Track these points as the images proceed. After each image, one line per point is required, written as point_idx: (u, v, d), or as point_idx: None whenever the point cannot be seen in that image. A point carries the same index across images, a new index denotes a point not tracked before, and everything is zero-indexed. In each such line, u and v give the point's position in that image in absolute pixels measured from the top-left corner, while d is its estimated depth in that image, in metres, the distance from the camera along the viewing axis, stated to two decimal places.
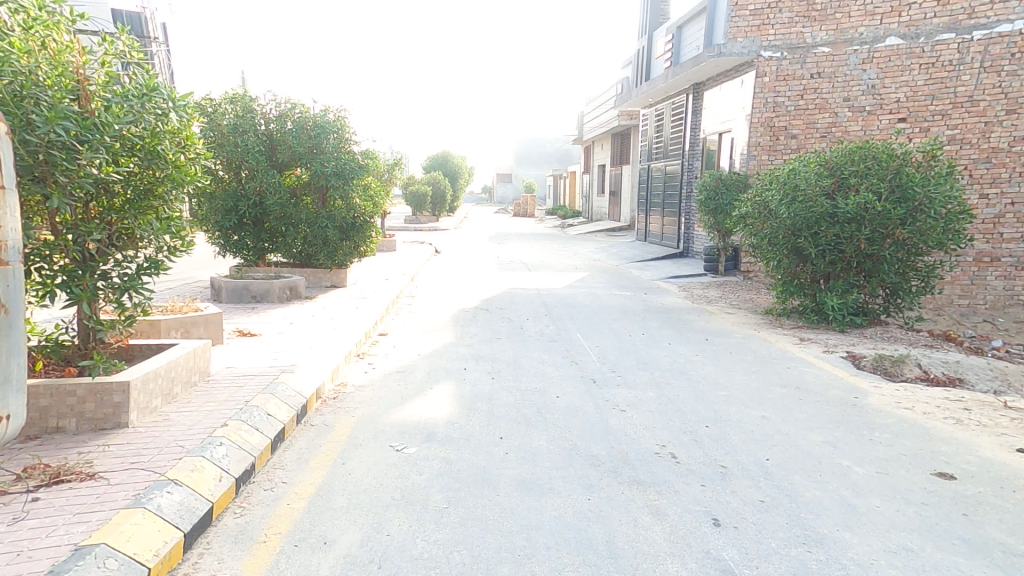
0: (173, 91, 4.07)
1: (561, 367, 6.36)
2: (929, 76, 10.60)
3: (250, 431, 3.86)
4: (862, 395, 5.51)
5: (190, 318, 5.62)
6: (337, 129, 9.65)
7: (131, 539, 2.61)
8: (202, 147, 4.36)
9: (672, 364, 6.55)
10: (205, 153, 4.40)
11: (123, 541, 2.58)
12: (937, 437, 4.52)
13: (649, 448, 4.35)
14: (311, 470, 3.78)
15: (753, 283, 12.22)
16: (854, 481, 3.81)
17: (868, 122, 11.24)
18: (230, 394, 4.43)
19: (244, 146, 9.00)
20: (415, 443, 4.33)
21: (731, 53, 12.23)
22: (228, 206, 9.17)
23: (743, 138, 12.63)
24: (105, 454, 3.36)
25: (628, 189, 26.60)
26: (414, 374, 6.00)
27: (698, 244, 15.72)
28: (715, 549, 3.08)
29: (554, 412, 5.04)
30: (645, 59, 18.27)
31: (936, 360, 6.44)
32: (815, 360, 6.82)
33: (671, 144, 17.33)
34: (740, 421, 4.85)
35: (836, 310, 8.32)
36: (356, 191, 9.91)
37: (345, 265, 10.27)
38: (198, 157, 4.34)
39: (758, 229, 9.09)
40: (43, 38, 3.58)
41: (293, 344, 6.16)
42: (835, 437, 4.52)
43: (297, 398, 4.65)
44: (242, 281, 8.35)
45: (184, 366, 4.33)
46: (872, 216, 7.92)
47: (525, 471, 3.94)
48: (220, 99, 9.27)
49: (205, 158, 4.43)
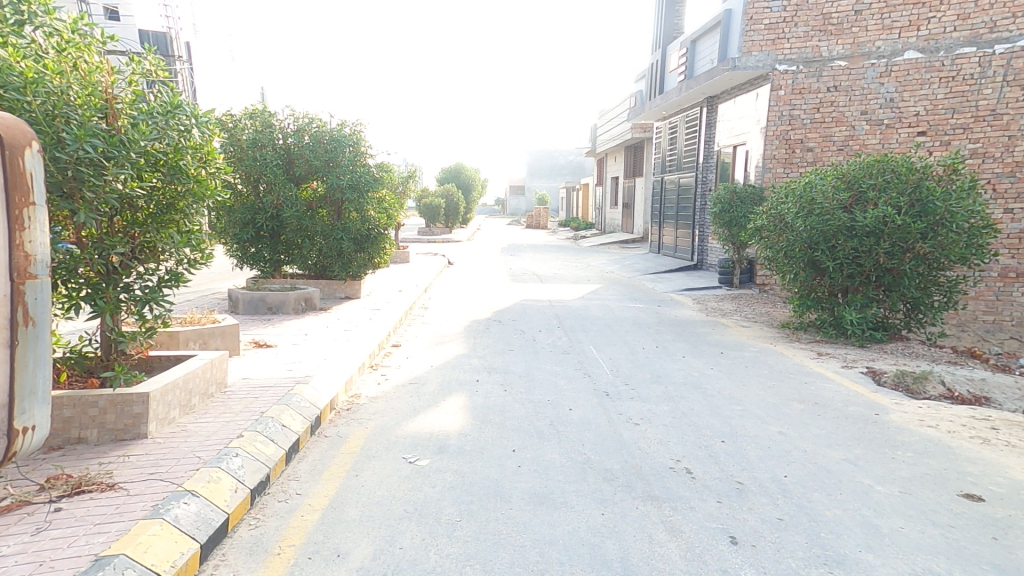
0: (196, 108, 4.15)
1: (575, 380, 6.34)
2: (950, 90, 10.49)
3: (265, 442, 3.88)
4: (883, 412, 5.40)
5: (208, 329, 5.69)
6: (353, 143, 9.80)
7: (149, 550, 2.63)
8: (222, 162, 4.43)
9: (686, 378, 6.48)
10: (225, 168, 4.48)
11: (140, 552, 2.60)
12: (963, 457, 4.41)
13: (664, 463, 4.30)
14: (325, 481, 3.79)
15: (769, 296, 12.10)
16: (875, 501, 3.72)
17: (886, 135, 11.15)
18: (246, 405, 4.47)
19: (263, 160, 9.17)
20: (428, 455, 4.33)
21: (746, 66, 12.25)
22: (245, 219, 9.32)
23: (759, 151, 12.56)
24: (125, 464, 3.40)
25: (641, 201, 26.57)
26: (427, 386, 6.01)
27: (713, 257, 15.62)
28: (732, 568, 3.02)
29: (567, 425, 5.01)
30: (659, 73, 18.34)
31: (960, 378, 6.30)
32: (834, 375, 6.72)
33: (685, 157, 17.31)
34: (756, 437, 4.78)
35: (855, 324, 8.20)
36: (371, 203, 10.03)
37: (359, 277, 10.37)
38: (219, 172, 4.42)
39: (774, 241, 9.02)
40: (75, 60, 3.68)
41: (308, 355, 6.20)
42: (855, 455, 4.43)
43: (311, 409, 4.68)
44: (258, 293, 8.45)
45: (201, 377, 4.38)
46: (891, 230, 7.82)
47: (538, 484, 3.92)
48: (240, 114, 9.47)
49: (225, 173, 4.51)
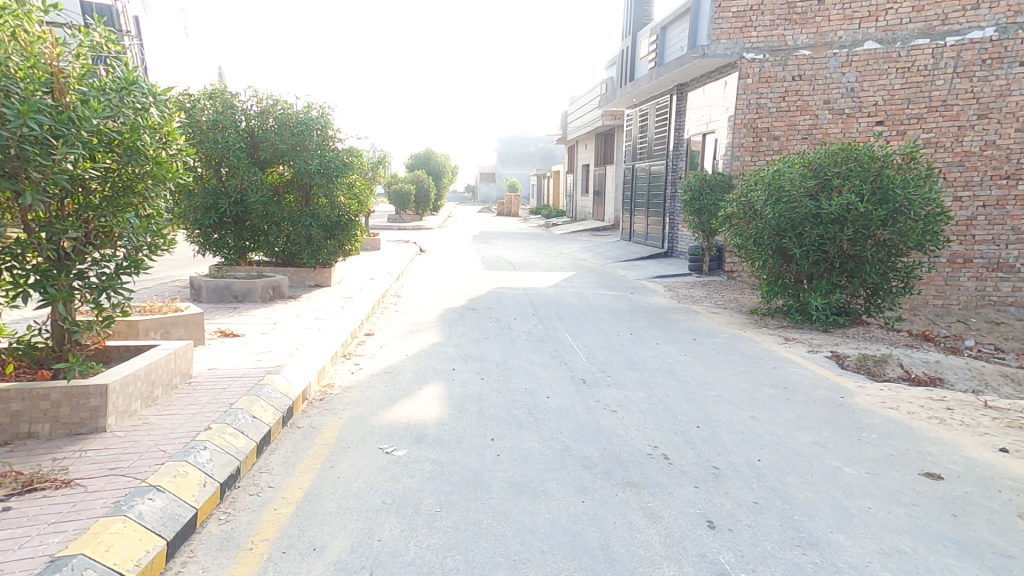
0: (153, 85, 3.89)
1: (551, 367, 6.33)
2: (905, 80, 10.81)
3: (235, 434, 3.71)
4: (848, 395, 5.57)
5: (171, 318, 5.40)
6: (320, 126, 9.49)
7: (111, 548, 2.47)
8: (183, 143, 4.17)
9: (660, 364, 6.56)
10: (186, 149, 4.23)
11: (102, 551, 2.44)
12: (923, 438, 4.57)
13: (641, 449, 4.33)
14: (298, 474, 3.67)
15: (737, 283, 12.35)
16: (844, 482, 3.83)
17: (847, 125, 11.42)
18: (214, 397, 4.27)
19: (225, 142, 8.78)
20: (405, 445, 4.26)
21: (716, 54, 12.31)
22: (207, 204, 8.96)
23: (726, 139, 12.71)
24: (82, 459, 3.21)
25: (611, 189, 26.73)
26: (402, 375, 5.92)
27: (682, 245, 15.82)
28: (711, 552, 3.06)
29: (545, 413, 5.00)
30: (629, 59, 18.32)
31: (917, 360, 6.55)
32: (801, 360, 6.90)
33: (655, 144, 17.40)
34: (729, 422, 4.86)
35: (819, 310, 8.41)
36: (341, 189, 9.75)
37: (329, 264, 10.07)
38: (179, 153, 4.17)
39: (743, 229, 9.18)
40: (13, 28, 3.37)
41: (278, 344, 6.02)
42: (823, 437, 4.56)
43: (282, 400, 4.52)
44: (222, 281, 8.13)
45: (164, 368, 4.15)
46: (855, 217, 8.04)
47: (517, 473, 3.90)
48: (199, 94, 9.05)
49: (186, 154, 4.25)
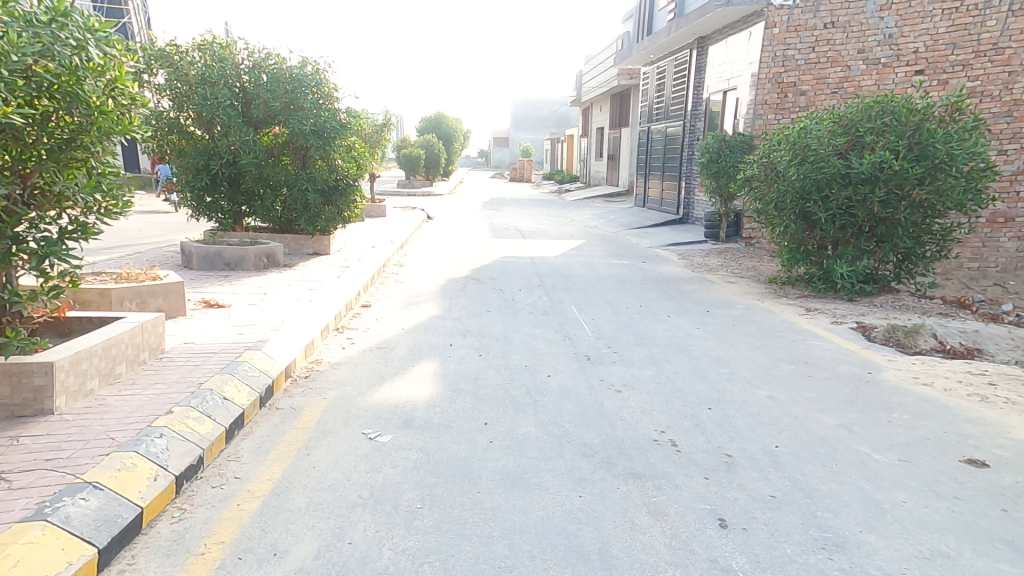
0: (90, 20, 3.44)
1: (554, 343, 5.96)
2: (952, 22, 9.88)
3: (200, 419, 3.40)
4: (876, 370, 5.09)
5: (147, 287, 5.07)
6: (316, 83, 8.93)
7: (22, 562, 2.18)
8: (135, 90, 3.74)
9: (671, 339, 6.14)
10: (141, 99, 3.81)
11: (8, 566, 2.14)
12: (964, 417, 4.09)
13: (647, 434, 3.97)
14: (270, 463, 3.35)
15: (756, 250, 11.80)
16: (874, 471, 3.39)
17: (882, 75, 10.57)
18: (183, 375, 3.95)
19: (214, 99, 8.30)
20: (391, 430, 3.93)
21: (740, 2, 11.56)
22: (199, 165, 8.56)
23: (749, 96, 11.93)
24: (17, 448, 2.92)
25: (627, 151, 25.81)
26: (396, 351, 5.58)
27: (698, 210, 15.17)
28: (722, 558, 2.70)
29: (545, 394, 4.64)
30: (648, 12, 17.33)
31: (953, 330, 6.02)
32: (824, 332, 6.42)
33: (673, 104, 16.54)
34: (743, 402, 4.46)
35: (845, 278, 7.87)
36: (339, 151, 9.26)
37: (328, 232, 9.70)
38: (131, 103, 3.75)
39: (764, 193, 8.60)
40: None
41: (264, 317, 5.70)
42: (849, 419, 4.09)
43: (260, 379, 4.20)
44: (213, 247, 7.80)
45: (128, 343, 3.83)
46: (888, 177, 7.40)
47: (510, 463, 3.56)
48: (188, 47, 8.53)
49: (141, 105, 3.83)
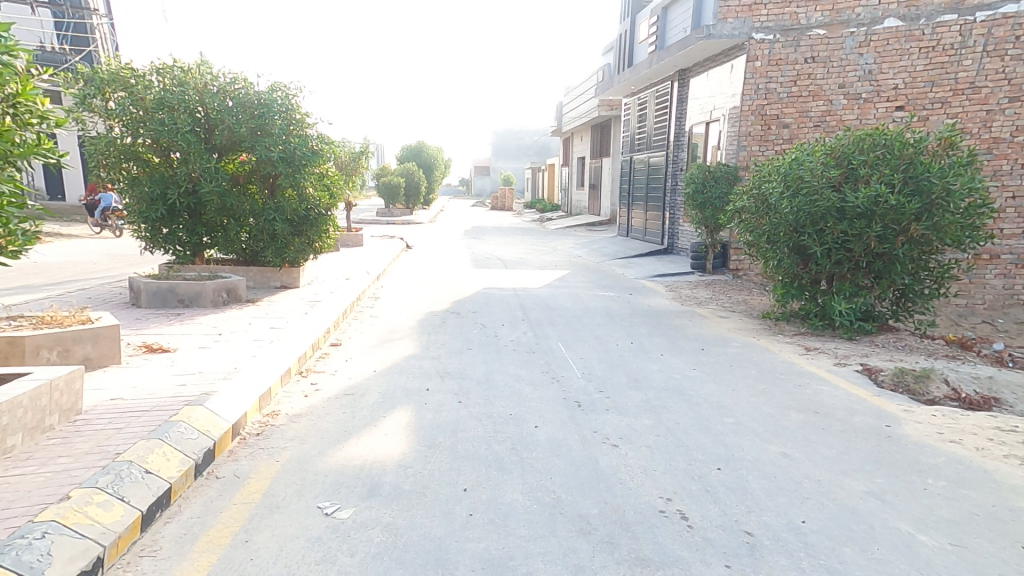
0: None
1: (540, 386, 5.42)
2: (929, 61, 9.95)
3: (106, 505, 2.78)
4: (895, 423, 4.64)
5: (72, 333, 4.44)
6: (285, 108, 8.44)
7: None
8: (37, 107, 3.62)
9: (666, 382, 5.63)
10: (47, 116, 3.70)
11: None
12: (1006, 485, 3.63)
13: (652, 503, 3.42)
14: (194, 557, 2.72)
15: (744, 283, 11.50)
16: (925, 560, 2.88)
17: (864, 110, 10.51)
18: (98, 444, 3.33)
19: (173, 125, 7.75)
20: (352, 501, 3.32)
21: (721, 35, 11.38)
22: (154, 195, 7.98)
23: (731, 129, 11.80)
24: None
25: (608, 181, 25.78)
26: (365, 397, 4.97)
27: (683, 241, 14.95)
28: None
29: (533, 450, 4.07)
30: (629, 44, 17.36)
31: (966, 376, 5.64)
32: (828, 375, 5.99)
33: (655, 134, 16.47)
34: (757, 461, 3.95)
35: (843, 315, 7.52)
36: (310, 179, 8.72)
37: (297, 263, 9.11)
38: (33, 121, 3.63)
39: (755, 225, 8.30)
40: None
41: (215, 363, 5.06)
42: (879, 485, 3.61)
43: (199, 442, 3.57)
44: (166, 282, 7.12)
45: (26, 408, 3.25)
46: (884, 211, 7.13)
47: (493, 545, 2.97)
48: (145, 70, 7.99)
49: (46, 122, 3.71)
